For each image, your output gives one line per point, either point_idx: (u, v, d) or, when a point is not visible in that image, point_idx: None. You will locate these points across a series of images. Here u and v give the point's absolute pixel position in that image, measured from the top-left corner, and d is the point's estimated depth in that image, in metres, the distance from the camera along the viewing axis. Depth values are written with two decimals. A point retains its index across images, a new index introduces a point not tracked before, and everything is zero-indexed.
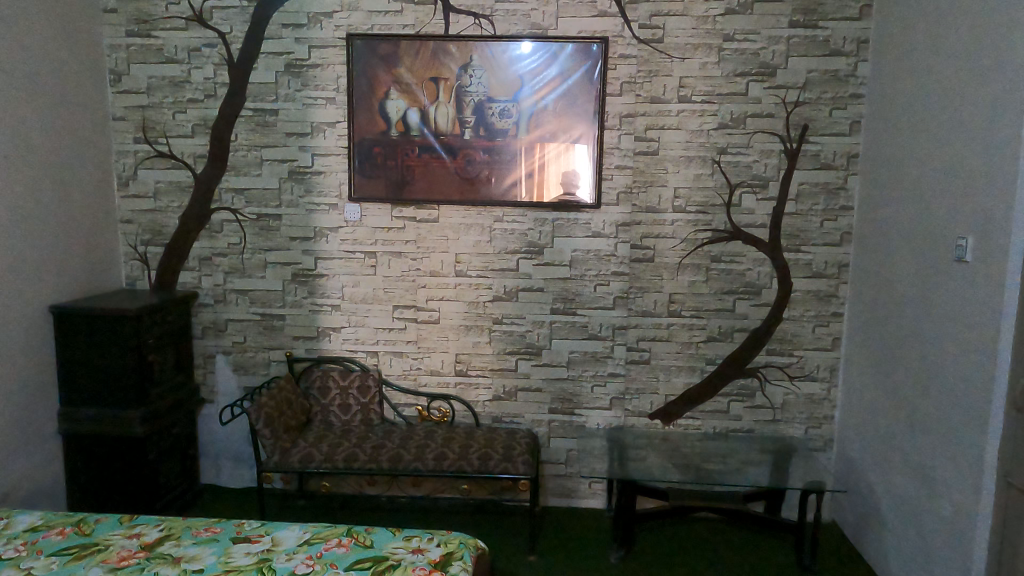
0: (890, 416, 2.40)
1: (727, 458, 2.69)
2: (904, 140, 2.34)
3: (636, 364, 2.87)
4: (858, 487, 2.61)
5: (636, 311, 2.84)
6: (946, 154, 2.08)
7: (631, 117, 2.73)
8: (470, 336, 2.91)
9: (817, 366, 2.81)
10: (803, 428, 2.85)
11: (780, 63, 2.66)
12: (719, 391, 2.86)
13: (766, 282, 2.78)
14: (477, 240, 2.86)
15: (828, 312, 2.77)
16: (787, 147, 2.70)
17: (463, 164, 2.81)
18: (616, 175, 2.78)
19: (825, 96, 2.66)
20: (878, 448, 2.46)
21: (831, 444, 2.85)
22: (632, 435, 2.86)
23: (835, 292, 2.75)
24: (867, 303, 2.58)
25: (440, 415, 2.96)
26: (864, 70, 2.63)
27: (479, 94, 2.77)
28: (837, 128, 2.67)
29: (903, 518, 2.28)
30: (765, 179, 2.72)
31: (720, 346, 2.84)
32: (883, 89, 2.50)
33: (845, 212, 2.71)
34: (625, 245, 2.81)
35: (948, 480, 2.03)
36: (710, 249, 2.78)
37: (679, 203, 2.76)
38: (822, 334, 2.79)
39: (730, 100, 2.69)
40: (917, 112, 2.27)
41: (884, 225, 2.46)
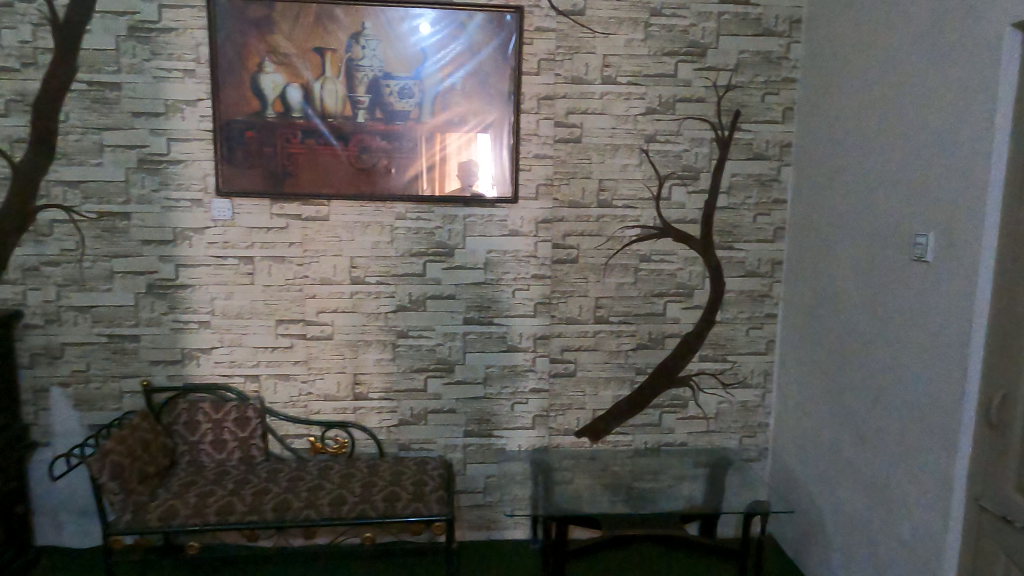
0: (834, 427, 2.22)
1: (663, 477, 2.44)
2: (846, 128, 2.15)
3: (561, 377, 2.58)
4: (797, 499, 2.44)
5: (560, 318, 2.54)
6: (896, 142, 1.89)
7: (551, 99, 2.41)
8: (370, 352, 2.51)
9: (751, 371, 2.62)
10: (737, 438, 2.66)
11: (710, 43, 2.42)
12: (649, 403, 2.62)
13: (698, 283, 2.55)
14: (376, 241, 2.45)
15: (762, 314, 2.58)
16: (719, 135, 2.47)
17: (356, 152, 2.38)
18: (534, 165, 2.45)
19: (757, 80, 2.44)
20: (822, 460, 2.29)
21: (766, 453, 2.68)
22: (557, 456, 2.56)
23: (769, 291, 2.56)
24: (804, 304, 2.40)
25: (337, 446, 2.54)
26: (796, 52, 2.44)
27: (374, 69, 2.35)
28: (769, 114, 2.47)
29: (852, 538, 2.11)
30: (695, 170, 2.49)
31: (651, 354, 2.59)
32: (819, 73, 2.31)
33: (778, 206, 2.52)
34: (546, 244, 2.49)
35: (905, 500, 1.86)
36: (638, 248, 2.52)
37: (605, 197, 2.48)
38: (756, 337, 2.60)
39: (657, 82, 2.43)
40: (859, 96, 2.08)
41: (823, 220, 2.28)
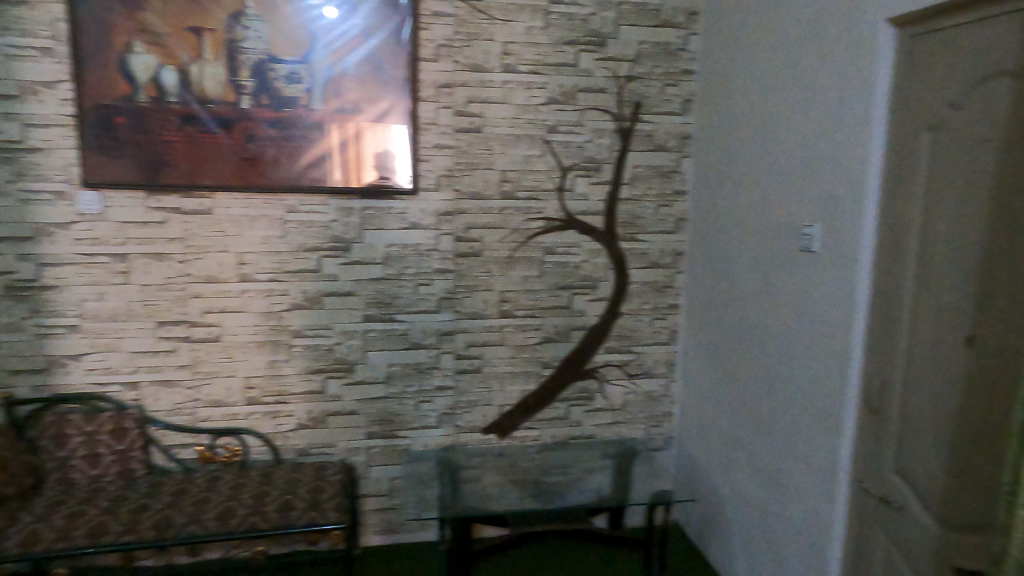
0: (732, 414, 2.26)
1: (570, 470, 2.42)
2: (740, 120, 2.17)
3: (466, 374, 2.51)
4: (700, 486, 2.48)
5: (464, 313, 2.47)
6: (785, 135, 1.93)
7: (450, 87, 2.33)
8: (262, 354, 2.36)
9: (656, 361, 2.64)
10: (643, 428, 2.68)
11: (610, 32, 2.40)
12: (557, 397, 2.60)
13: (602, 275, 2.54)
14: (266, 235, 2.30)
15: (665, 304, 2.60)
16: (620, 126, 2.46)
17: (241, 140, 2.23)
18: (434, 156, 2.36)
19: (657, 71, 2.45)
20: (721, 447, 2.33)
21: (671, 442, 2.71)
22: (464, 454, 2.50)
23: (671, 282, 2.59)
24: (704, 294, 2.44)
25: (229, 454, 2.39)
26: (694, 44, 2.45)
27: (258, 51, 2.20)
28: (669, 106, 2.48)
29: (749, 522, 2.15)
30: (598, 162, 2.47)
31: (557, 347, 2.56)
32: (715, 65, 2.34)
33: (679, 197, 2.54)
34: (448, 237, 2.41)
35: (797, 485, 1.90)
36: (542, 240, 2.48)
37: (507, 188, 2.42)
38: (660, 328, 2.62)
39: (558, 71, 2.39)
40: (752, 89, 2.10)
41: (720, 211, 2.31)
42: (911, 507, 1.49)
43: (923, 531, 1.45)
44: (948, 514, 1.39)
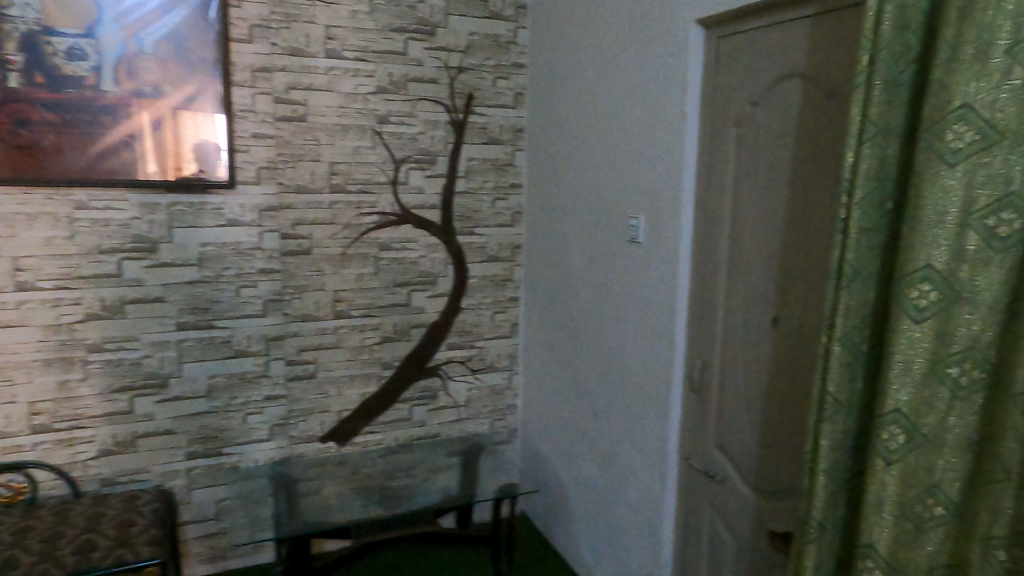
0: (570, 402, 2.30)
1: (415, 471, 2.35)
2: (568, 114, 2.21)
3: (299, 380, 2.35)
4: (545, 475, 2.52)
5: (294, 315, 2.30)
6: (611, 129, 1.98)
7: (267, 72, 2.15)
8: (51, 374, 2.04)
9: (498, 355, 2.64)
10: (488, 422, 2.67)
11: (439, 22, 2.34)
12: (398, 398, 2.51)
13: (441, 270, 2.48)
14: (49, 236, 1.99)
15: (505, 297, 2.60)
16: (453, 118, 2.41)
17: (10, 125, 1.90)
18: (253, 146, 2.17)
19: (488, 63, 2.43)
20: (562, 435, 2.37)
21: (515, 434, 2.73)
22: (300, 466, 2.34)
23: (510, 275, 2.59)
24: (542, 286, 2.46)
25: (13, 494, 2.05)
26: (523, 38, 2.46)
27: (27, 21, 1.88)
28: (501, 99, 2.47)
29: (591, 506, 2.21)
30: (432, 154, 2.40)
31: (397, 346, 2.47)
32: (543, 59, 2.36)
33: (514, 190, 2.55)
34: (273, 235, 2.23)
35: (632, 466, 1.97)
36: (377, 236, 2.37)
37: (337, 181, 2.28)
38: (501, 321, 2.62)
39: (387, 59, 2.29)
40: (579, 82, 2.14)
41: (553, 203, 2.34)
42: (731, 479, 1.59)
43: (741, 500, 1.56)
44: (762, 482, 1.50)
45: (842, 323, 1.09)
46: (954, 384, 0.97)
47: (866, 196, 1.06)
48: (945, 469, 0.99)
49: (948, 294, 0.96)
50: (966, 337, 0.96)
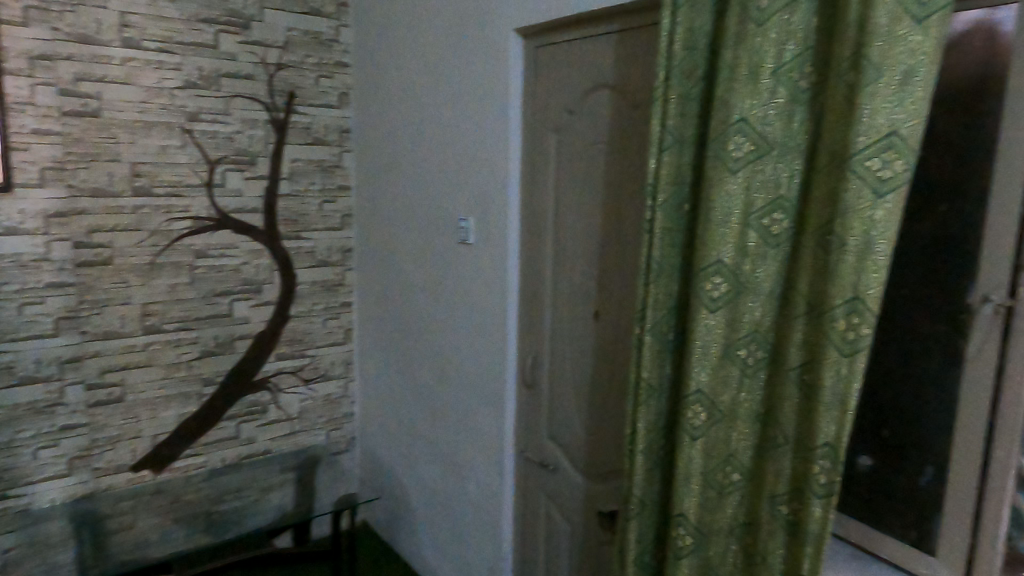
0: (408, 405, 2.29)
1: (244, 491, 2.21)
2: (395, 116, 2.20)
3: (104, 405, 2.11)
4: (385, 481, 2.48)
5: (94, 333, 2.06)
6: (438, 132, 1.99)
7: (49, 61, 1.90)
8: None
9: (332, 363, 2.55)
10: (323, 433, 2.58)
11: (254, 15, 2.21)
12: (223, 415, 2.34)
13: (266, 278, 2.35)
14: None
15: (337, 303, 2.52)
16: (274, 117, 2.29)
17: None
18: (34, 144, 1.91)
19: (309, 60, 2.34)
20: (401, 440, 2.35)
21: (354, 442, 2.66)
22: (109, 500, 2.10)
23: (342, 280, 2.52)
24: (375, 291, 2.42)
25: None
26: (346, 36, 2.40)
27: None
28: (325, 98, 2.39)
29: (432, 508, 2.21)
30: (251, 155, 2.27)
31: (219, 360, 2.30)
32: (368, 60, 2.32)
33: (342, 192, 2.48)
34: (63, 244, 1.98)
35: (470, 464, 1.99)
36: (192, 243, 2.19)
37: (141, 184, 2.08)
38: (334, 327, 2.53)
39: (194, 51, 2.12)
40: (404, 85, 2.13)
41: (384, 206, 2.31)
42: (563, 466, 1.68)
43: (573, 485, 1.65)
44: (591, 466, 1.60)
45: (652, 315, 1.20)
46: (744, 364, 1.12)
47: (667, 199, 1.17)
48: (739, 439, 1.14)
49: (735, 285, 1.09)
50: (750, 323, 1.10)
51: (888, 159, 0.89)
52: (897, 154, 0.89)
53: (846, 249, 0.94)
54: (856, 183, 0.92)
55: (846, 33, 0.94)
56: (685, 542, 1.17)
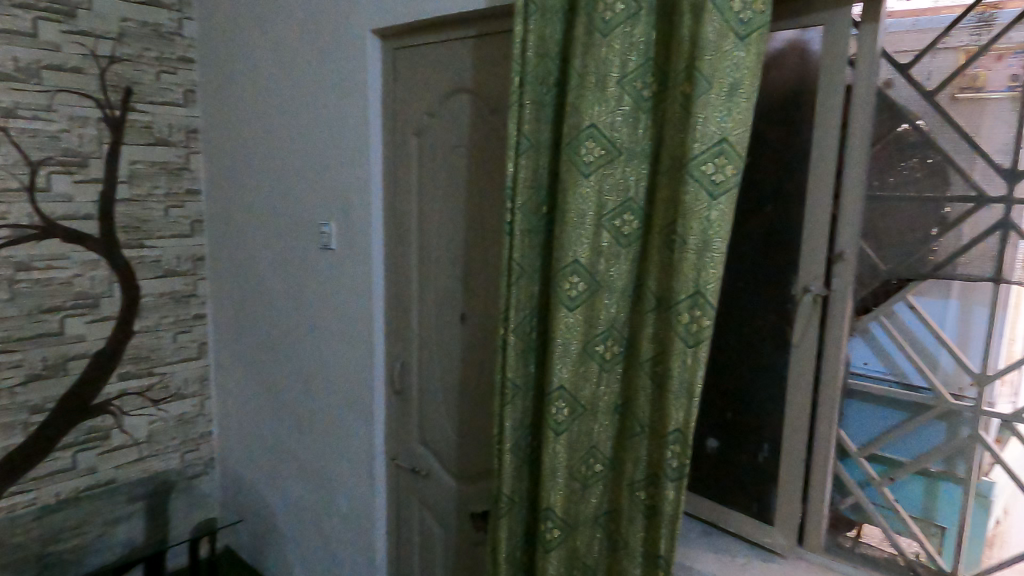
0: (272, 420, 2.17)
1: (85, 527, 2.00)
2: (247, 116, 2.08)
3: None
4: (249, 502, 2.35)
5: None
6: (294, 134, 1.90)
7: None
8: None
9: (185, 380, 2.37)
10: (177, 457, 2.39)
11: (80, 2, 2.01)
12: (56, 446, 2.10)
13: (104, 290, 2.14)
14: None
15: (188, 316, 2.35)
16: (108, 115, 2.10)
17: None
18: None
19: (147, 54, 2.16)
20: (265, 457, 2.23)
21: (212, 463, 2.49)
22: None
23: (193, 291, 2.35)
24: (232, 301, 2.28)
25: None
26: (190, 30, 2.25)
27: None
28: (167, 96, 2.22)
29: (300, 526, 2.11)
30: (82, 156, 2.06)
31: (50, 384, 2.06)
32: (215, 56, 2.19)
33: (191, 197, 2.31)
34: None
35: (339, 477, 1.92)
36: (11, 254, 1.95)
37: None
38: (185, 342, 2.36)
39: (8, 39, 1.89)
40: (256, 83, 2.02)
41: (238, 211, 2.18)
42: (435, 470, 1.67)
43: (445, 489, 1.65)
44: (463, 468, 1.60)
45: (515, 316, 1.22)
46: (602, 359, 1.17)
47: (525, 202, 1.19)
48: (600, 431, 1.19)
49: (591, 284, 1.14)
50: (606, 320, 1.15)
51: (720, 163, 0.97)
52: (727, 159, 0.97)
53: (688, 247, 1.01)
54: (693, 185, 0.99)
55: (681, 47, 1.01)
56: (553, 535, 1.20)
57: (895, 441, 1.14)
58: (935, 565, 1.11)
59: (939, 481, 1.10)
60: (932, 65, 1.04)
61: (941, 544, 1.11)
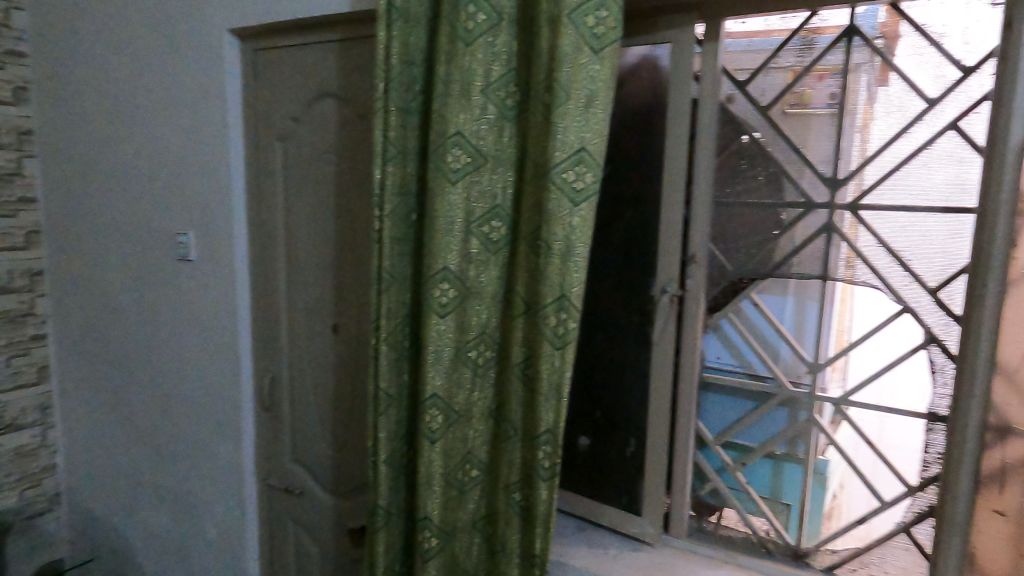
0: (128, 447, 1.99)
1: None
2: (92, 117, 1.90)
3: None
4: (103, 537, 2.14)
5: None
6: (144, 137, 1.75)
7: None
8: None
9: (23, 410, 2.11)
10: (16, 496, 2.12)
11: None
12: None
13: None
14: None
15: (24, 337, 2.11)
16: None
17: None
18: None
19: None
20: (121, 488, 2.04)
21: (58, 499, 2.24)
22: None
23: (31, 309, 2.11)
24: (77, 318, 2.08)
25: None
26: (19, 20, 2.02)
27: None
28: None
29: (162, 559, 1.95)
30: None
31: None
32: (51, 50, 1.99)
33: (24, 205, 2.08)
34: None
35: (204, 504, 1.79)
36: None
37: None
38: (22, 367, 2.10)
39: None
40: (99, 81, 1.85)
41: (83, 221, 1.99)
42: (310, 488, 1.61)
43: (321, 506, 1.59)
44: (339, 483, 1.56)
45: (387, 325, 1.20)
46: (475, 364, 1.17)
47: (393, 209, 1.18)
48: (475, 436, 1.19)
49: (462, 290, 1.14)
50: (478, 325, 1.16)
51: (579, 171, 1.01)
52: (586, 167, 1.01)
53: (552, 252, 1.03)
54: (555, 192, 1.02)
55: (541, 59, 1.04)
56: (431, 544, 1.19)
57: (746, 429, 1.23)
58: (783, 540, 1.21)
59: (784, 463, 1.21)
60: (765, 83, 1.15)
61: (787, 520, 1.21)
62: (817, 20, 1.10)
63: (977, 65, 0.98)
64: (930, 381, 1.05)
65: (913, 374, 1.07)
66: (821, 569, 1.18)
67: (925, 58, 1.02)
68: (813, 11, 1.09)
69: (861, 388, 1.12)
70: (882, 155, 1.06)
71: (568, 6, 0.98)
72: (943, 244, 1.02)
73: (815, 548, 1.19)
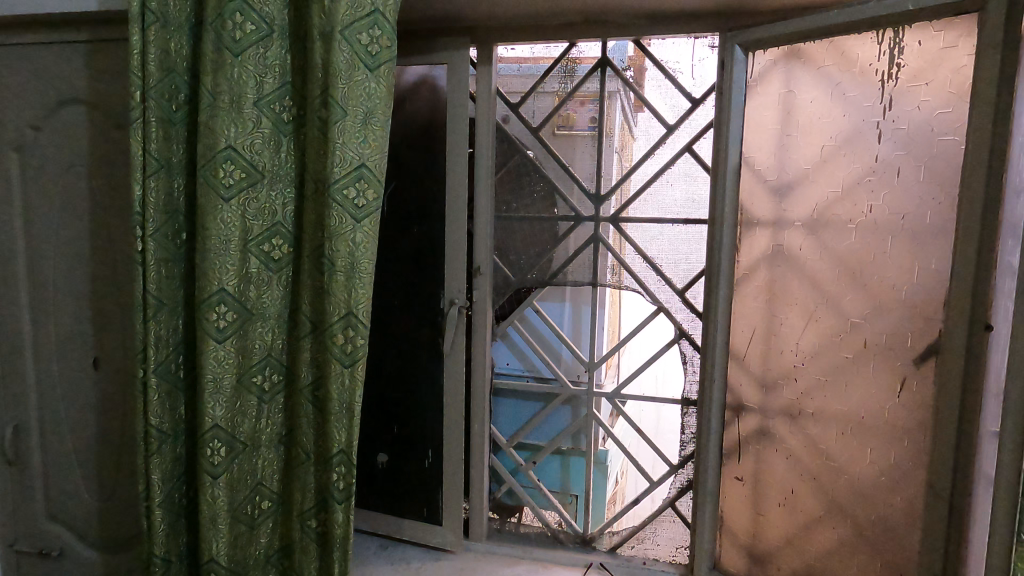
0: None
1: None
2: None
3: None
4: None
5: None
6: None
7: None
8: None
9: None
10: None
11: None
12: None
13: None
14: None
15: None
16: None
17: None
18: None
19: None
20: None
21: None
22: None
23: None
24: None
25: None
26: None
27: None
28: None
29: None
30: None
31: None
32: None
33: None
34: None
35: None
36: None
37: None
38: None
39: None
40: None
41: None
42: (70, 548, 1.40)
43: (86, 566, 1.40)
44: (109, 535, 1.39)
45: (155, 354, 1.09)
46: (260, 390, 1.11)
47: (159, 229, 1.09)
48: (264, 466, 1.13)
49: (241, 313, 1.07)
50: (262, 348, 1.10)
51: (360, 188, 1.01)
52: (367, 184, 1.01)
53: (337, 268, 1.02)
54: (335, 209, 1.00)
55: (316, 75, 1.02)
56: None
57: (535, 429, 1.31)
58: (572, 529, 1.31)
59: (570, 457, 1.30)
60: (535, 106, 1.24)
61: (575, 510, 1.31)
62: (576, 51, 1.21)
63: (702, 97, 1.15)
64: (683, 371, 1.21)
65: (670, 366, 1.22)
66: (606, 550, 1.29)
67: (664, 89, 1.17)
68: (572, 42, 1.20)
69: (631, 381, 1.24)
70: (635, 173, 1.19)
71: (340, 23, 0.98)
72: (687, 250, 1.18)
73: (599, 532, 1.30)
